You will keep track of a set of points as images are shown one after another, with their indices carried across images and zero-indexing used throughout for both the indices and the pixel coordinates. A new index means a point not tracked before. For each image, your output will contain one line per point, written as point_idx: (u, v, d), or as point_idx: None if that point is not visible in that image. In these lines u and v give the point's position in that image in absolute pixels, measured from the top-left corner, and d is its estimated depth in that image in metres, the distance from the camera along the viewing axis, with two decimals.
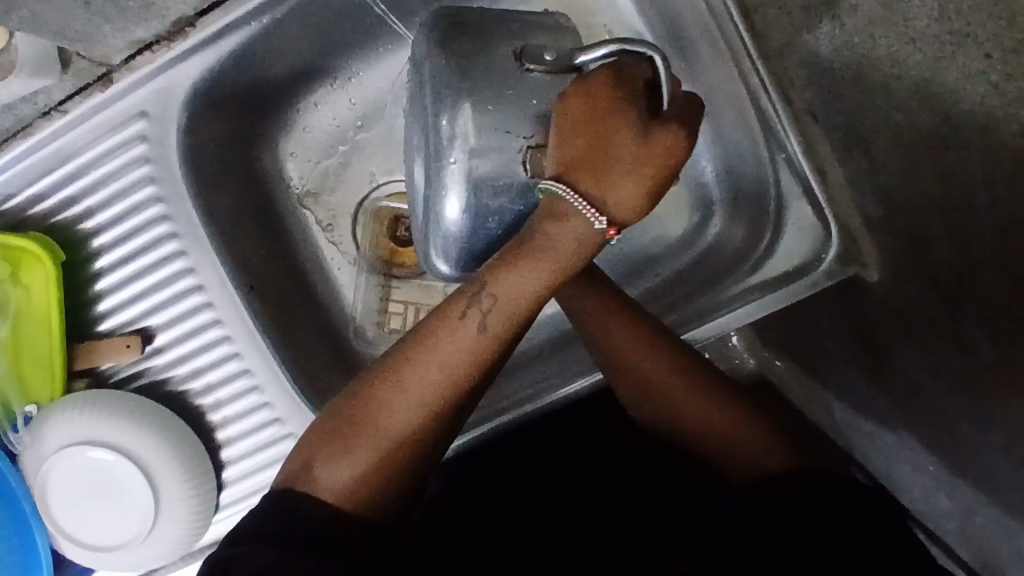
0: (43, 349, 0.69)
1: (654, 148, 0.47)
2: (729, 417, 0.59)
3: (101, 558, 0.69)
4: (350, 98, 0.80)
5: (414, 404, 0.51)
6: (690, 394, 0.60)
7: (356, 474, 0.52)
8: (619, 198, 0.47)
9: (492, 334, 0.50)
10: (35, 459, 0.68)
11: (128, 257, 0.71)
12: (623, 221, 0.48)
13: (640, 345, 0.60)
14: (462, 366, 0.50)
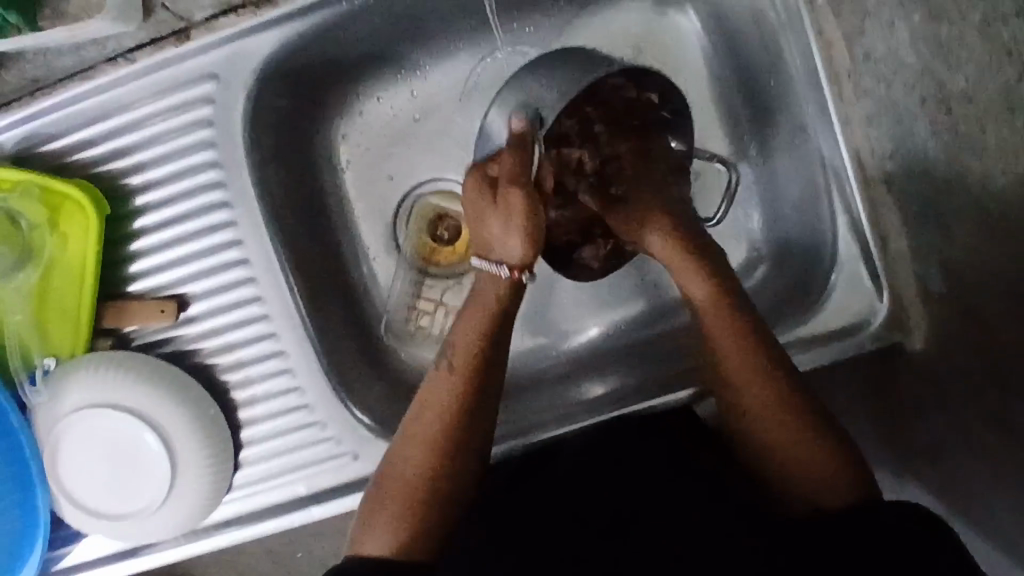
0: (71, 305, 0.66)
1: (507, 210, 0.59)
2: (802, 437, 0.57)
3: (105, 527, 0.67)
4: (411, 90, 0.79)
5: (418, 449, 0.58)
6: (767, 398, 0.58)
7: (389, 530, 0.56)
8: (508, 248, 0.60)
9: (460, 370, 0.60)
10: (50, 414, 0.66)
11: (175, 219, 0.69)
12: (524, 262, 0.61)
13: (727, 337, 0.60)
14: (441, 407, 0.59)
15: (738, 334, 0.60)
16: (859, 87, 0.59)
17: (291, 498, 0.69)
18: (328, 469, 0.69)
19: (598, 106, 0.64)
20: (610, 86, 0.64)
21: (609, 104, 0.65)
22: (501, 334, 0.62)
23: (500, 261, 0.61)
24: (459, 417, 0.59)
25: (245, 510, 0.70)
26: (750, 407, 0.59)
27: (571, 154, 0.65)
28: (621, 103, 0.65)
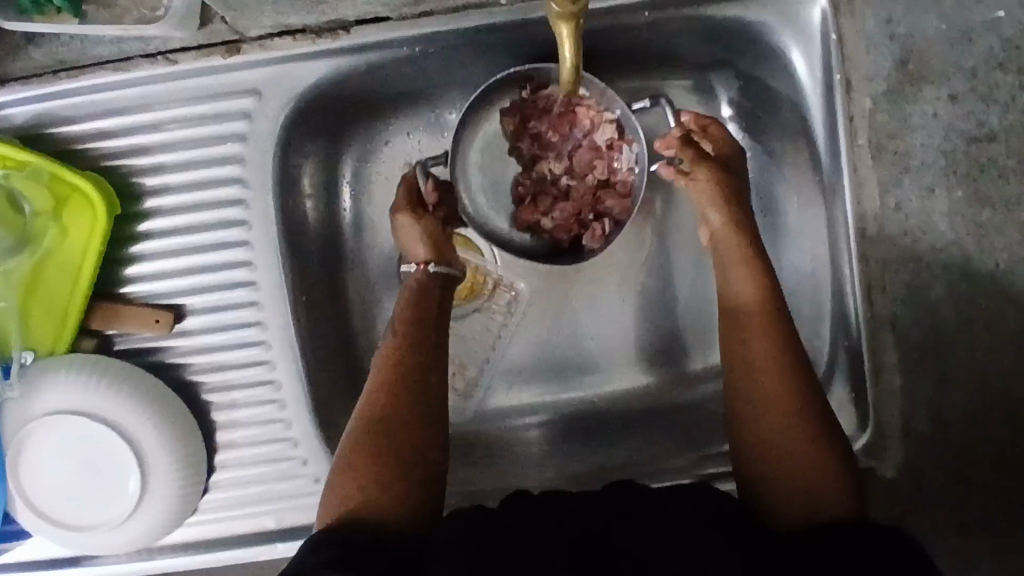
0: (60, 299, 0.63)
1: (410, 236, 0.71)
2: (800, 447, 0.58)
3: (61, 535, 0.64)
4: (441, 133, 0.77)
5: (373, 402, 0.61)
6: (773, 406, 0.60)
7: (358, 488, 0.56)
8: (415, 251, 0.71)
9: (398, 337, 0.65)
10: (20, 409, 0.63)
11: (185, 228, 0.66)
12: (426, 258, 0.71)
13: (757, 343, 0.62)
14: (391, 367, 0.63)
15: (768, 335, 0.62)
16: (885, 230, 0.62)
17: (258, 531, 0.68)
18: (301, 507, 0.68)
19: (540, 118, 0.73)
20: (538, 99, 0.72)
21: (549, 111, 0.73)
22: (435, 305, 0.69)
23: (409, 262, 0.71)
24: (410, 376, 0.63)
25: (208, 535, 0.68)
26: (758, 410, 0.60)
27: (542, 167, 0.75)
28: (558, 107, 0.72)
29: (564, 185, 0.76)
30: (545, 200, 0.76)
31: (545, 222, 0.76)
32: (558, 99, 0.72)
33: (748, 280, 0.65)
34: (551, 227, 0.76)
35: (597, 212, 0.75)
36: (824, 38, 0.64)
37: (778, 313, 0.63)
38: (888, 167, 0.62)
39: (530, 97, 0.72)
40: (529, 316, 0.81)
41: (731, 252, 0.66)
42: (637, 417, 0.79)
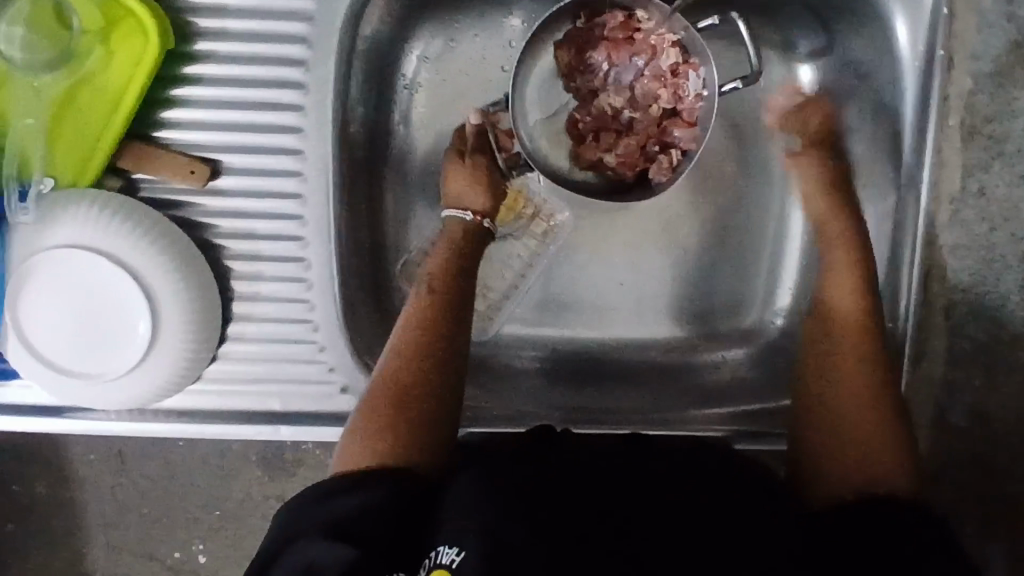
0: (92, 129, 0.59)
1: (469, 181, 0.70)
2: (878, 435, 0.59)
3: (49, 380, 0.60)
4: (507, 39, 0.75)
5: (395, 360, 0.60)
6: (854, 400, 0.61)
7: (370, 438, 0.56)
8: (472, 196, 0.70)
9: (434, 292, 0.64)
10: (28, 239, 0.58)
11: (238, 81, 0.61)
12: (483, 208, 0.70)
13: (848, 340, 0.63)
14: (424, 322, 0.62)
15: (858, 334, 0.63)
16: (958, 216, 0.62)
17: (261, 409, 0.65)
18: (309, 393, 0.65)
19: (597, 46, 0.71)
20: (595, 25, 0.70)
21: (607, 40, 0.70)
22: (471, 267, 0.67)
23: (468, 210, 0.70)
24: (433, 335, 0.62)
25: (206, 407, 0.65)
26: (837, 401, 0.61)
27: (603, 101, 0.72)
28: (618, 33, 0.70)
29: (628, 118, 0.72)
30: (605, 136, 0.73)
31: (606, 159, 0.72)
32: (617, 26, 0.69)
33: (846, 270, 0.65)
34: (613, 163, 0.72)
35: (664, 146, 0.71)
36: (932, 13, 0.60)
37: (872, 315, 0.63)
38: (977, 149, 0.61)
39: (585, 28, 0.70)
40: (562, 251, 0.79)
41: (830, 232, 0.67)
42: (653, 366, 0.78)
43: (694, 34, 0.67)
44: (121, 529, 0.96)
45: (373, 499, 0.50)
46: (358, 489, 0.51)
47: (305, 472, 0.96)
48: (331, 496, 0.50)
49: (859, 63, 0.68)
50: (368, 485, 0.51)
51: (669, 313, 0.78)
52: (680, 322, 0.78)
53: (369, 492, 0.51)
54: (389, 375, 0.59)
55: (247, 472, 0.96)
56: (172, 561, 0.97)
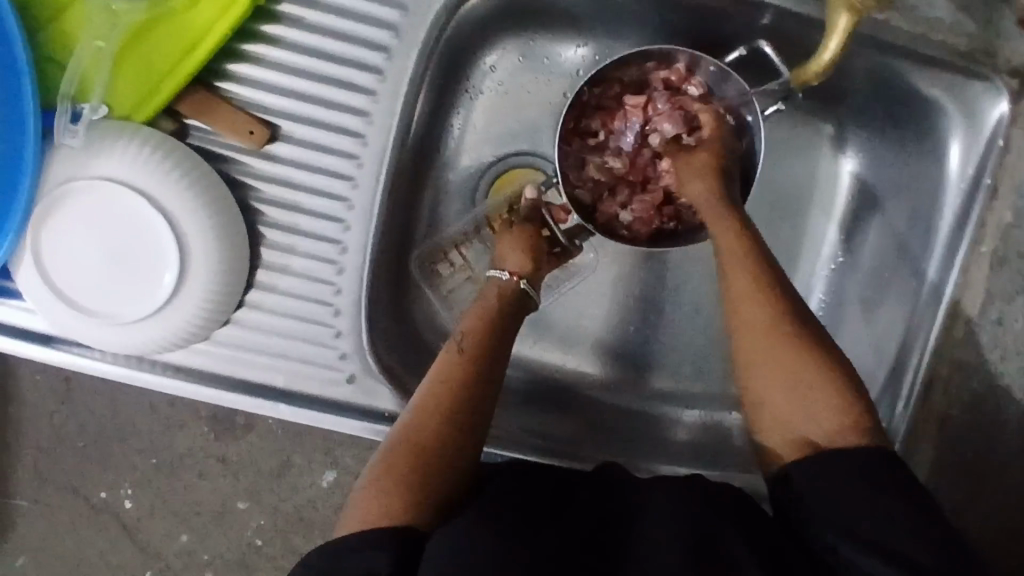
0: (160, 65, 0.57)
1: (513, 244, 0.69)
2: (813, 394, 0.53)
3: (54, 309, 0.58)
4: (576, 67, 0.76)
5: (423, 421, 0.57)
6: (783, 365, 0.54)
7: (382, 504, 0.52)
8: (511, 256, 0.68)
9: (467, 352, 0.61)
10: (70, 164, 0.56)
11: (317, 52, 0.61)
12: (521, 269, 0.67)
13: (752, 317, 0.56)
14: (451, 379, 0.59)
15: (763, 301, 0.56)
16: (973, 336, 0.64)
17: (259, 381, 0.64)
18: (315, 376, 0.64)
19: (593, 116, 0.71)
20: (593, 94, 0.70)
21: (602, 109, 0.71)
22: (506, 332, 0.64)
23: (505, 270, 0.67)
24: (469, 395, 0.58)
25: (209, 368, 0.63)
26: (770, 393, 0.54)
27: (602, 164, 0.72)
28: (610, 102, 0.71)
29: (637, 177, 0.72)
30: (620, 192, 0.72)
31: (625, 215, 0.72)
32: (611, 95, 0.70)
33: (745, 271, 0.57)
34: (630, 220, 0.72)
35: (675, 196, 0.72)
36: (987, 141, 0.63)
37: (780, 282, 0.57)
38: (1004, 279, 0.63)
39: (589, 96, 0.69)
40: (584, 283, 0.79)
41: (725, 245, 0.59)
42: (639, 415, 0.79)
43: (730, 74, 0.67)
44: (50, 458, 0.92)
45: (377, 560, 0.48)
46: (369, 554, 0.48)
47: (251, 441, 0.93)
48: (340, 555, 0.49)
49: (903, 170, 0.70)
50: (374, 545, 0.49)
51: (667, 364, 0.80)
52: (673, 376, 0.80)
53: (376, 554, 0.48)
54: (414, 427, 0.57)
55: (193, 426, 0.93)
56: (98, 502, 0.93)
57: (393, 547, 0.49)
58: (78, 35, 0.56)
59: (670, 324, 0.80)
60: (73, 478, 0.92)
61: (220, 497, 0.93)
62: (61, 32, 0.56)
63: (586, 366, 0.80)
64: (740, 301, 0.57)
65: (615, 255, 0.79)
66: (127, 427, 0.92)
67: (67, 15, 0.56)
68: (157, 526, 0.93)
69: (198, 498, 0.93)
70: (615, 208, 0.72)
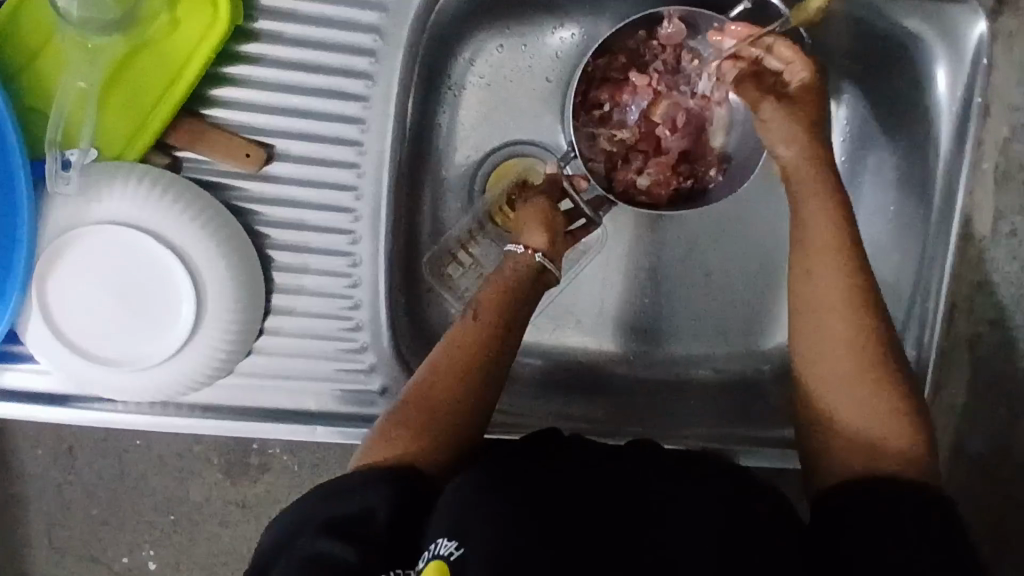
0: (146, 99, 0.56)
1: (525, 220, 0.67)
2: (881, 414, 0.54)
3: (72, 364, 0.56)
4: (556, 50, 0.75)
5: (439, 378, 0.59)
6: (853, 383, 0.55)
7: (390, 443, 0.55)
8: (526, 227, 0.67)
9: (484, 322, 0.61)
10: (67, 214, 0.54)
11: (302, 65, 0.59)
12: (536, 241, 0.65)
13: (834, 323, 0.56)
14: (469, 344, 0.60)
15: (851, 306, 0.56)
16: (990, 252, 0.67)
17: (288, 409, 0.62)
18: (347, 392, 0.63)
19: (601, 87, 0.73)
20: (599, 65, 0.71)
21: (609, 81, 0.73)
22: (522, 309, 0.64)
23: (521, 244, 0.66)
24: (483, 359, 0.60)
25: (238, 403, 0.62)
26: (835, 405, 0.55)
27: (613, 134, 0.74)
28: (617, 72, 0.72)
29: (649, 143, 0.74)
30: (635, 158, 0.74)
31: (641, 179, 0.73)
32: (618, 66, 0.72)
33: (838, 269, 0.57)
34: (646, 185, 0.73)
35: (689, 154, 0.73)
36: (972, 62, 0.64)
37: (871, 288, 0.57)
38: (1012, 193, 0.66)
39: (596, 68, 0.71)
40: (592, 261, 0.79)
41: (816, 235, 0.58)
42: (667, 385, 0.78)
43: (733, 26, 0.67)
44: (65, 527, 0.90)
45: (374, 502, 0.49)
46: (363, 492, 0.49)
47: (270, 479, 0.90)
48: (332, 497, 0.49)
49: (892, 107, 0.71)
50: (368, 488, 0.50)
51: (686, 332, 0.80)
52: (695, 343, 0.80)
53: (370, 496, 0.49)
54: (428, 389, 0.58)
55: (206, 476, 0.90)
56: (120, 567, 0.91)
57: (390, 493, 0.49)
58: (57, 79, 0.55)
59: (683, 292, 0.80)
60: (94, 542, 0.90)
61: (249, 535, 0.91)
62: (40, 79, 0.55)
63: (606, 345, 0.80)
64: (826, 304, 0.57)
65: (620, 228, 0.79)
66: (138, 486, 0.89)
67: (43, 62, 0.55)
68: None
69: (222, 547, 0.91)
70: (632, 175, 0.73)
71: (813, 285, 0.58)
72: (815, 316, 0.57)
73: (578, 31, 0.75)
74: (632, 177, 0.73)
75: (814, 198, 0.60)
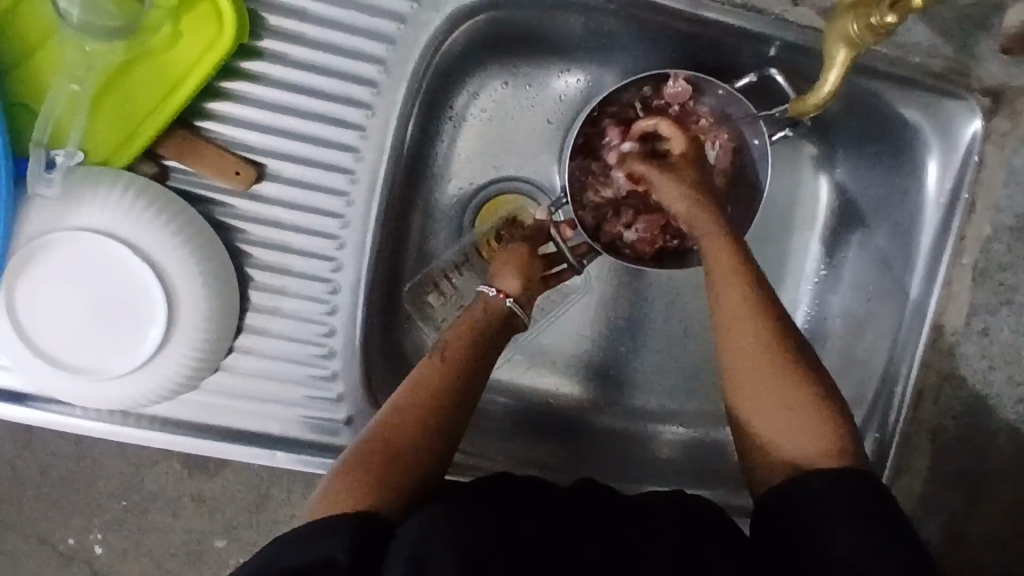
0: (140, 110, 0.55)
1: (503, 262, 0.69)
2: (797, 413, 0.54)
3: (33, 365, 0.55)
4: (560, 94, 0.75)
5: (400, 419, 0.59)
6: (776, 388, 0.55)
7: (353, 488, 0.54)
8: (501, 269, 0.68)
9: (451, 358, 0.62)
10: (46, 218, 0.53)
11: (304, 89, 0.59)
12: (509, 285, 0.67)
13: (747, 336, 0.57)
14: (435, 385, 0.60)
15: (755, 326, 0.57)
16: (956, 349, 0.66)
17: (253, 429, 0.62)
18: (314, 420, 0.63)
19: (602, 136, 0.73)
20: (603, 113, 0.72)
21: (611, 131, 0.73)
22: (489, 341, 0.65)
23: (496, 287, 0.68)
24: (446, 400, 0.60)
25: (201, 420, 0.61)
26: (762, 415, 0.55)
27: (608, 185, 0.74)
28: (620, 125, 0.73)
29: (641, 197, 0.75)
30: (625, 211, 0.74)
31: (628, 234, 0.73)
32: (622, 119, 0.72)
33: (740, 283, 0.59)
34: (631, 240, 0.73)
35: None
36: (963, 158, 0.65)
37: (773, 303, 0.59)
38: (987, 292, 0.64)
39: (599, 115, 0.71)
40: (571, 304, 0.79)
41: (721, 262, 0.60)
42: (632, 435, 0.79)
43: (738, 98, 0.68)
44: (12, 505, 0.88)
45: (334, 549, 0.48)
46: (325, 540, 0.49)
47: (226, 477, 0.89)
48: (294, 543, 0.49)
49: (881, 189, 0.71)
50: (332, 535, 0.49)
51: (659, 383, 0.80)
52: (665, 395, 0.80)
53: (331, 544, 0.48)
54: (390, 430, 0.58)
55: (165, 465, 0.89)
56: (66, 548, 0.89)
57: (347, 539, 0.49)
58: (51, 79, 0.54)
59: (661, 345, 0.80)
60: (40, 522, 0.89)
61: (197, 534, 0.90)
62: (33, 78, 0.54)
63: (577, 389, 0.80)
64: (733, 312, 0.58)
65: (606, 275, 0.79)
66: (93, 470, 0.88)
67: (39, 59, 0.54)
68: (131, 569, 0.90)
69: (172, 543, 0.90)
70: (619, 229, 0.73)
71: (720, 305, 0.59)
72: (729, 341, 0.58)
73: (585, 77, 0.75)
74: (618, 229, 0.73)
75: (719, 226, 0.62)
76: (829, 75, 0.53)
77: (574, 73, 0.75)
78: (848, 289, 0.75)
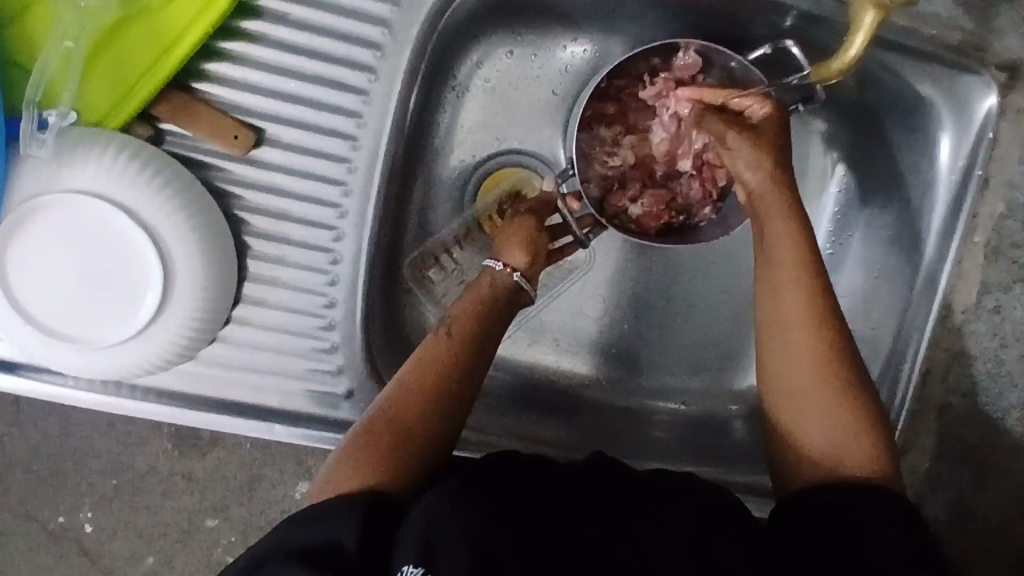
0: (134, 69, 0.53)
1: (508, 235, 0.67)
2: (841, 421, 0.55)
3: (23, 334, 0.53)
4: (565, 65, 0.74)
5: (403, 397, 0.57)
6: (823, 395, 0.55)
7: (358, 470, 0.52)
8: (507, 242, 0.67)
9: (456, 337, 0.61)
10: (36, 178, 0.51)
11: (305, 51, 0.57)
12: (515, 258, 0.66)
13: (803, 341, 0.57)
14: (439, 362, 0.59)
15: (810, 326, 0.57)
16: (966, 326, 0.65)
17: (251, 403, 0.60)
18: (313, 393, 0.61)
19: (611, 109, 0.72)
20: (614, 84, 0.70)
21: (619, 104, 0.72)
22: (497, 325, 0.63)
23: (501, 262, 0.66)
24: (451, 377, 0.59)
25: (196, 392, 0.60)
26: (805, 409, 0.55)
27: (616, 159, 0.72)
28: (631, 98, 0.72)
29: (648, 173, 0.73)
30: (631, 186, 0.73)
31: (634, 209, 0.72)
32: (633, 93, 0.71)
33: (801, 289, 0.58)
34: (637, 215, 0.72)
35: (685, 191, 0.72)
36: (976, 134, 0.64)
37: (835, 311, 0.57)
38: (1000, 269, 0.64)
39: (607, 86, 0.70)
40: (574, 283, 0.78)
41: (783, 257, 0.59)
42: (632, 413, 0.78)
43: (751, 69, 0.66)
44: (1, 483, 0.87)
45: (342, 531, 0.47)
46: (333, 522, 0.47)
47: (220, 455, 0.88)
48: (300, 527, 0.48)
49: (890, 166, 0.70)
50: (339, 516, 0.48)
51: (662, 363, 0.79)
52: (667, 376, 0.79)
53: (339, 526, 0.47)
54: (393, 408, 0.57)
55: (156, 443, 0.87)
56: (55, 527, 0.88)
57: (355, 520, 0.48)
58: (41, 35, 0.52)
59: (664, 324, 0.79)
60: (29, 499, 0.87)
61: (189, 514, 0.88)
62: (22, 33, 0.52)
63: (578, 368, 0.79)
64: (791, 314, 0.57)
65: (609, 252, 0.78)
66: (82, 446, 0.86)
67: (29, 13, 0.52)
68: (121, 547, 0.88)
69: (162, 523, 0.88)
70: (624, 203, 0.72)
71: (781, 304, 0.58)
72: (782, 338, 0.57)
73: (593, 48, 0.73)
74: (624, 203, 0.72)
75: (778, 218, 0.60)
76: (856, 37, 0.52)
77: (581, 43, 0.73)
78: (853, 268, 0.74)
